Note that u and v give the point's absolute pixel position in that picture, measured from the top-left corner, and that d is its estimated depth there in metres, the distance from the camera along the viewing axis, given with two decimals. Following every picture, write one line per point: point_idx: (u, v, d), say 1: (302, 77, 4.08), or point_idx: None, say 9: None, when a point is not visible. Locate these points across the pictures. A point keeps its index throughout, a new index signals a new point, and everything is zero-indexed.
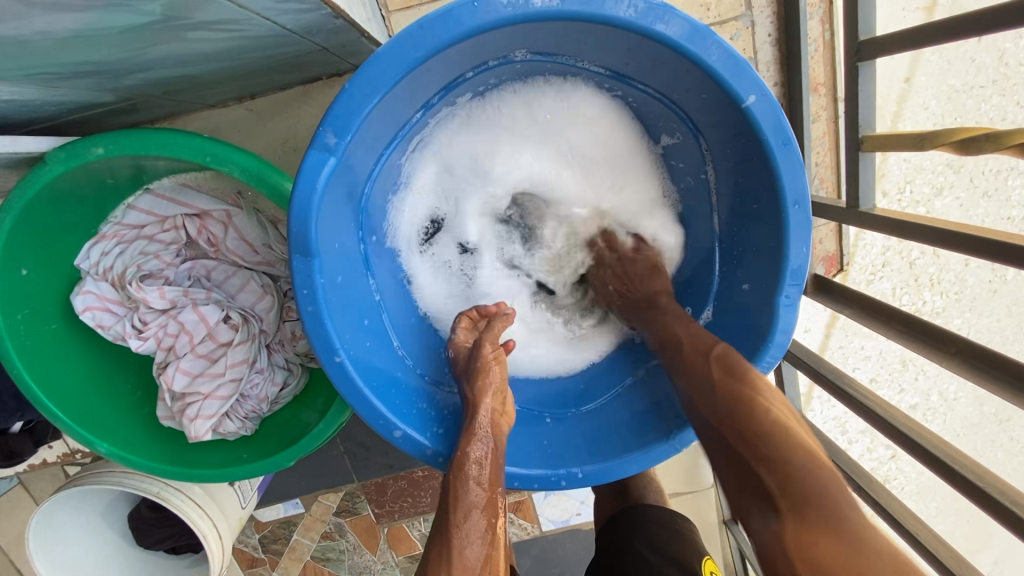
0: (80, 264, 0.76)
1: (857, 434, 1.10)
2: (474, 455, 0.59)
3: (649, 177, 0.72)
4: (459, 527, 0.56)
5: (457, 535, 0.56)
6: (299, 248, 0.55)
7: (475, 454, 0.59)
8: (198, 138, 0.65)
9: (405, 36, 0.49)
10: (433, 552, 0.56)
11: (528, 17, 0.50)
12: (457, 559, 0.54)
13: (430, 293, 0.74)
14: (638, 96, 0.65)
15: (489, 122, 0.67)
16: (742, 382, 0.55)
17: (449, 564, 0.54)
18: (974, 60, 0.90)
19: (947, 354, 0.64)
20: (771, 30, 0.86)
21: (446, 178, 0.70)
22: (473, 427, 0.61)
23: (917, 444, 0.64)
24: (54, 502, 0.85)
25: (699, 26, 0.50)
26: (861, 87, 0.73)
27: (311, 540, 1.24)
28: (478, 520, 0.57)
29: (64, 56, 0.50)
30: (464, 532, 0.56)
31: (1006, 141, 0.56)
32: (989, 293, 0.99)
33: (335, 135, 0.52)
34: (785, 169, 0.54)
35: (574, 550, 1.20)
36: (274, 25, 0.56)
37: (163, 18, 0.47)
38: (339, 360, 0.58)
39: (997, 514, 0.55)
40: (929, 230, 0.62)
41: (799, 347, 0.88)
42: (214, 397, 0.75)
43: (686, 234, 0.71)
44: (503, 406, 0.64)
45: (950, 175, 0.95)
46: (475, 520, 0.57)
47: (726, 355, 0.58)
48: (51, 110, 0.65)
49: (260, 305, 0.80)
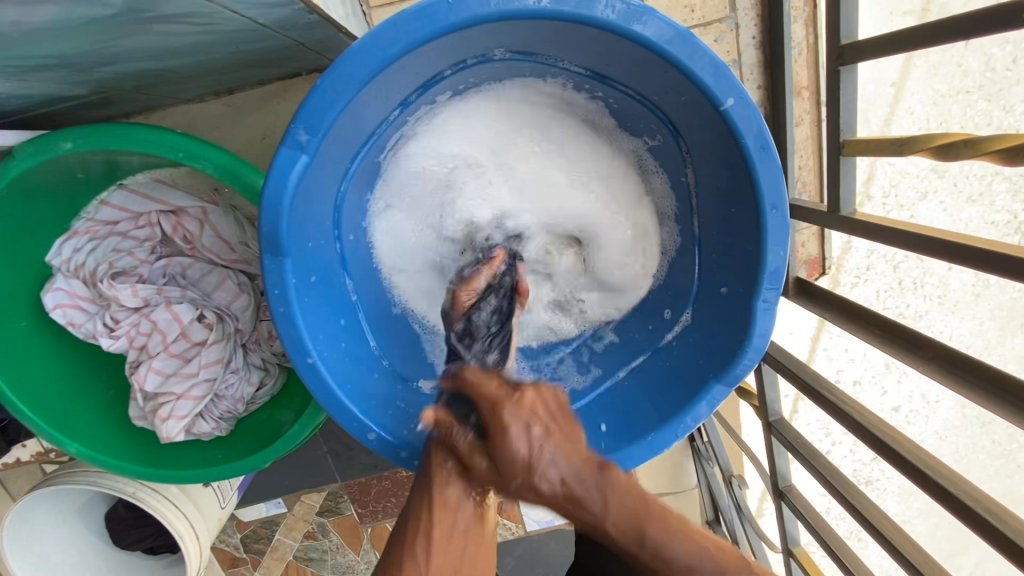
0: (52, 260, 0.74)
1: (840, 437, 1.12)
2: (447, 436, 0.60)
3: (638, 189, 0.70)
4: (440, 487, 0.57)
5: (438, 488, 0.57)
6: (270, 248, 0.54)
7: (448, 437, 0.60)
8: (169, 133, 0.63)
9: (379, 33, 0.48)
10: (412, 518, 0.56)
11: (505, 15, 0.49)
12: (440, 508, 0.56)
13: (397, 236, 0.70)
14: (619, 98, 0.64)
15: (538, 102, 0.66)
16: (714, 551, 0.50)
17: (431, 507, 0.56)
18: (960, 66, 0.89)
19: (923, 359, 0.64)
20: (755, 33, 0.86)
21: (465, 159, 0.68)
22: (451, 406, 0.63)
23: (893, 450, 0.64)
24: (29, 501, 0.84)
25: (679, 28, 0.49)
26: (843, 91, 0.73)
27: (293, 540, 1.23)
28: (451, 490, 0.57)
29: (27, 49, 0.48)
30: (435, 500, 0.56)
31: (984, 148, 0.56)
32: (972, 298, 0.94)
33: (306, 133, 0.51)
34: (764, 173, 0.53)
35: (557, 550, 1.19)
36: (245, 20, 0.55)
37: (125, 11, 0.45)
38: (311, 362, 0.57)
39: (974, 524, 0.55)
40: (910, 236, 0.62)
41: (780, 350, 0.88)
42: (187, 397, 0.74)
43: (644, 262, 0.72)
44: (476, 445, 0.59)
45: (934, 180, 0.96)
46: (447, 489, 0.57)
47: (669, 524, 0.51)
48: (18, 103, 0.63)
49: (236, 304, 0.79)
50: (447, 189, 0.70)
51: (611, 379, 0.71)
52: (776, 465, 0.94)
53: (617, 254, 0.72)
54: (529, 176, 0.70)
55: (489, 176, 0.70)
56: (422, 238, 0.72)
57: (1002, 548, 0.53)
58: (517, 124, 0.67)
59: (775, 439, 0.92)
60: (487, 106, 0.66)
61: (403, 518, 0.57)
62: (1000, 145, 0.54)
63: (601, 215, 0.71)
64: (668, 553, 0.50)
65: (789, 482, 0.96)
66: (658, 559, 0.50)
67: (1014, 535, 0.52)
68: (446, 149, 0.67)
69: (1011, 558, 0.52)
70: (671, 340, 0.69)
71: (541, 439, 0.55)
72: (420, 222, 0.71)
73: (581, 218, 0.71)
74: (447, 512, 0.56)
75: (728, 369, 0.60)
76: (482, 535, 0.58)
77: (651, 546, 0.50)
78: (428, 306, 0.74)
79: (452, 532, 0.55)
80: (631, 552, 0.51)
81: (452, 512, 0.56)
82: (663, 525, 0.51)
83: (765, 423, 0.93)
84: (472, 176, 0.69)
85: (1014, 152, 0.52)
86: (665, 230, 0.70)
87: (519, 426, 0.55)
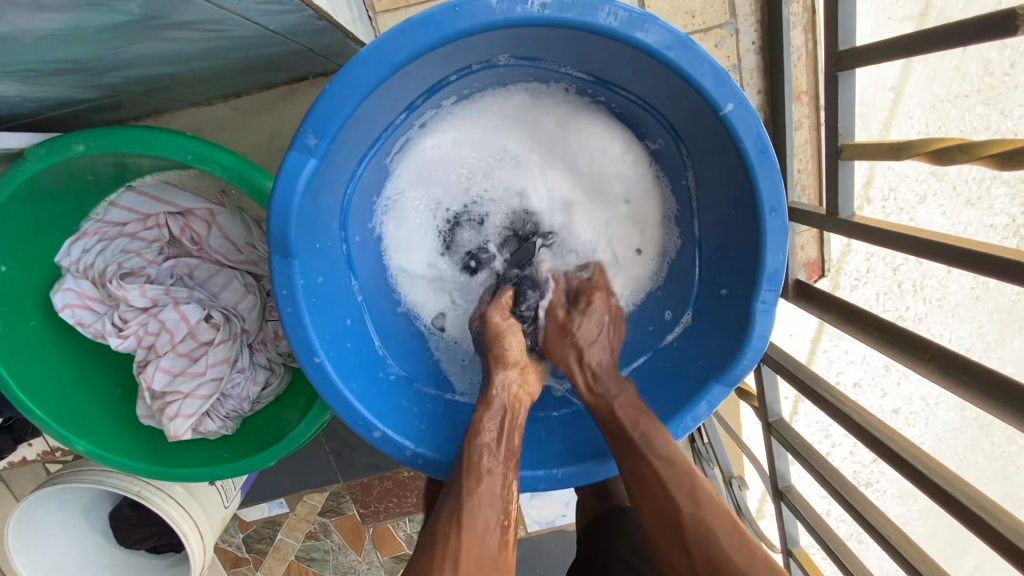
0: (60, 260, 0.75)
1: (841, 439, 1.12)
2: (488, 423, 0.60)
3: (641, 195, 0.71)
4: (471, 505, 0.54)
5: (467, 511, 0.54)
6: (279, 249, 0.55)
7: (489, 422, 0.60)
8: (180, 136, 0.65)
9: (387, 39, 0.49)
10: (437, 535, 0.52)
11: (510, 22, 0.50)
12: (467, 533, 0.52)
13: (403, 227, 0.71)
14: (621, 102, 0.65)
15: (554, 105, 0.67)
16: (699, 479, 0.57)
17: (459, 531, 0.52)
18: (959, 70, 0.90)
19: (920, 360, 0.65)
20: (755, 38, 0.87)
21: (471, 162, 0.69)
22: (490, 394, 0.62)
23: (890, 450, 0.65)
24: (36, 499, 0.85)
25: (680, 35, 0.50)
26: (841, 96, 0.74)
27: (296, 540, 1.24)
28: (490, 485, 0.56)
29: (43, 54, 0.49)
30: (474, 496, 0.55)
31: (977, 152, 0.57)
32: (971, 300, 0.97)
33: (316, 137, 0.52)
34: (763, 177, 0.54)
35: (558, 550, 1.20)
36: (255, 26, 0.56)
37: (140, 18, 0.46)
38: (318, 362, 0.58)
39: (970, 523, 0.56)
40: (907, 239, 0.63)
41: (779, 351, 0.89)
42: (195, 396, 0.75)
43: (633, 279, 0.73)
44: (524, 377, 0.65)
45: (933, 183, 0.97)
46: (486, 485, 0.56)
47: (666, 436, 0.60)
48: (31, 106, 0.64)
49: (243, 305, 0.80)
50: (454, 192, 0.71)
51: None
52: (776, 466, 0.95)
53: (619, 260, 0.73)
54: (536, 179, 0.71)
55: (493, 179, 0.71)
56: (429, 240, 0.72)
57: (997, 546, 0.54)
58: (530, 129, 0.69)
59: (774, 440, 0.93)
60: (493, 110, 0.67)
61: (425, 544, 0.52)
62: (994, 150, 0.55)
63: (604, 220, 0.72)
64: (658, 447, 0.58)
65: (788, 483, 0.96)
66: (647, 442, 0.58)
67: (1007, 532, 0.53)
68: (455, 152, 0.68)
69: (1006, 556, 0.53)
70: (672, 341, 0.70)
71: (599, 320, 0.69)
72: (427, 225, 0.72)
73: (585, 222, 0.72)
74: (474, 540, 0.52)
75: (727, 369, 0.61)
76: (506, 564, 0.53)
77: (645, 431, 0.59)
78: (434, 309, 0.75)
79: (481, 560, 0.51)
80: (622, 430, 0.60)
81: (478, 542, 0.52)
82: (657, 424, 0.60)
83: (765, 423, 0.94)
84: (483, 171, 0.70)
85: (1007, 157, 0.53)
86: (667, 234, 0.71)
87: (592, 310, 0.69)
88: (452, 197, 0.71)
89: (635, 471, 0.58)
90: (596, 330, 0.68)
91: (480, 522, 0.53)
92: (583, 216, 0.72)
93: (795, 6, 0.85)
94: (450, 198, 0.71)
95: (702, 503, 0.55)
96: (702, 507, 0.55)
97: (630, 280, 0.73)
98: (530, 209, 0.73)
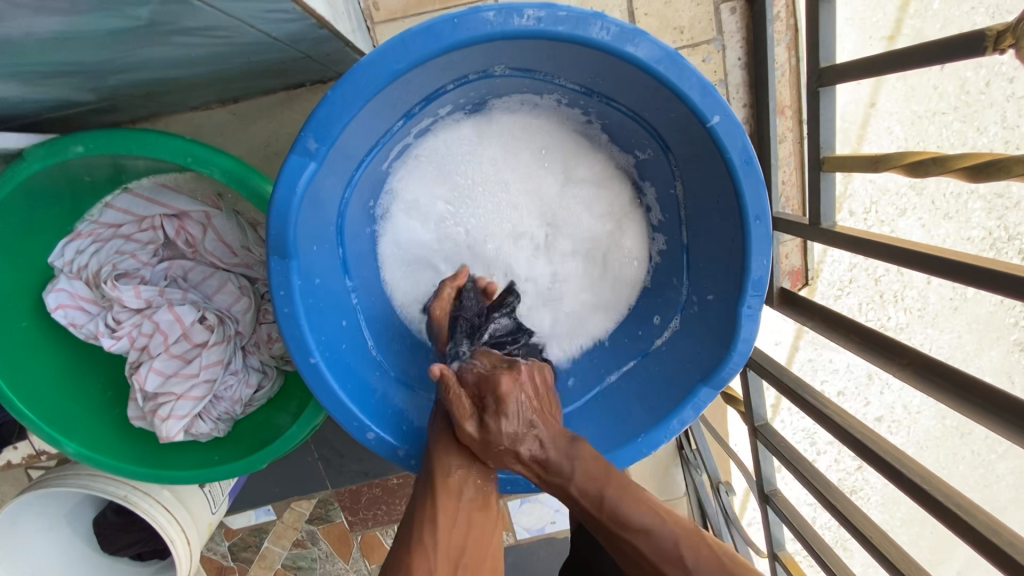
0: (54, 261, 0.76)
1: (825, 446, 1.19)
2: (455, 399, 0.63)
3: (626, 214, 0.74)
4: (447, 492, 0.59)
5: (442, 482, 0.59)
6: (277, 250, 0.56)
7: (455, 399, 0.62)
8: (178, 139, 0.65)
9: (388, 48, 0.51)
10: (422, 484, 0.60)
11: (507, 34, 0.52)
12: (442, 497, 0.58)
13: (397, 214, 0.73)
14: (613, 114, 0.67)
15: (546, 115, 0.70)
16: (712, 560, 0.48)
17: (433, 500, 0.58)
18: (937, 88, 0.95)
19: (900, 365, 0.67)
20: (740, 55, 0.90)
21: (489, 178, 0.72)
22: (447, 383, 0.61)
23: (867, 448, 0.66)
24: (19, 504, 0.84)
25: (669, 50, 0.53)
26: (822, 110, 0.77)
27: (282, 548, 1.23)
28: (464, 454, 0.60)
29: (47, 57, 0.50)
30: (449, 466, 0.60)
31: (949, 165, 0.59)
32: (951, 311, 1.02)
33: (316, 141, 0.53)
34: (747, 185, 0.56)
35: (547, 557, 1.21)
36: (259, 34, 0.57)
37: (148, 24, 0.48)
38: (313, 362, 0.59)
39: (941, 516, 0.57)
40: (890, 248, 0.65)
41: (764, 356, 0.90)
42: (187, 397, 0.75)
43: (606, 289, 0.76)
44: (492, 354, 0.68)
45: (913, 197, 1.02)
46: (460, 454, 0.61)
47: (614, 503, 0.53)
48: (30, 108, 0.65)
49: (236, 307, 0.80)
50: (464, 205, 0.73)
51: (604, 382, 0.74)
52: (760, 468, 0.96)
53: (604, 273, 0.76)
54: (528, 182, 0.73)
55: (505, 199, 0.73)
56: (433, 244, 0.75)
57: (971, 542, 0.55)
58: (524, 135, 0.71)
59: (760, 444, 0.94)
60: (506, 116, 0.70)
61: (410, 509, 0.59)
62: (964, 163, 0.56)
63: (594, 248, 0.76)
64: (623, 512, 0.53)
65: (774, 486, 0.98)
66: (615, 515, 0.53)
67: (978, 526, 0.54)
68: (468, 161, 0.71)
69: (979, 550, 0.54)
70: (661, 344, 0.72)
71: (525, 415, 0.60)
72: (430, 229, 0.74)
73: (577, 242, 0.76)
74: (450, 501, 0.58)
75: (715, 372, 0.63)
76: (488, 519, 0.60)
77: (608, 500, 0.54)
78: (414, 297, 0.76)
79: (455, 517, 0.58)
80: (591, 513, 0.54)
81: (454, 501, 0.58)
82: (625, 490, 0.54)
83: (750, 428, 0.96)
84: (479, 168, 0.72)
85: (977, 169, 0.55)
86: (651, 238, 0.75)
87: (506, 410, 0.59)
88: (460, 210, 0.73)
89: (613, 543, 0.53)
90: (522, 422, 0.60)
91: (454, 484, 0.59)
92: (575, 239, 0.75)
93: (779, 24, 0.87)
94: (450, 196, 0.73)
95: (688, 561, 0.48)
96: (699, 565, 0.48)
97: (603, 311, 0.77)
98: (524, 211, 0.74)
